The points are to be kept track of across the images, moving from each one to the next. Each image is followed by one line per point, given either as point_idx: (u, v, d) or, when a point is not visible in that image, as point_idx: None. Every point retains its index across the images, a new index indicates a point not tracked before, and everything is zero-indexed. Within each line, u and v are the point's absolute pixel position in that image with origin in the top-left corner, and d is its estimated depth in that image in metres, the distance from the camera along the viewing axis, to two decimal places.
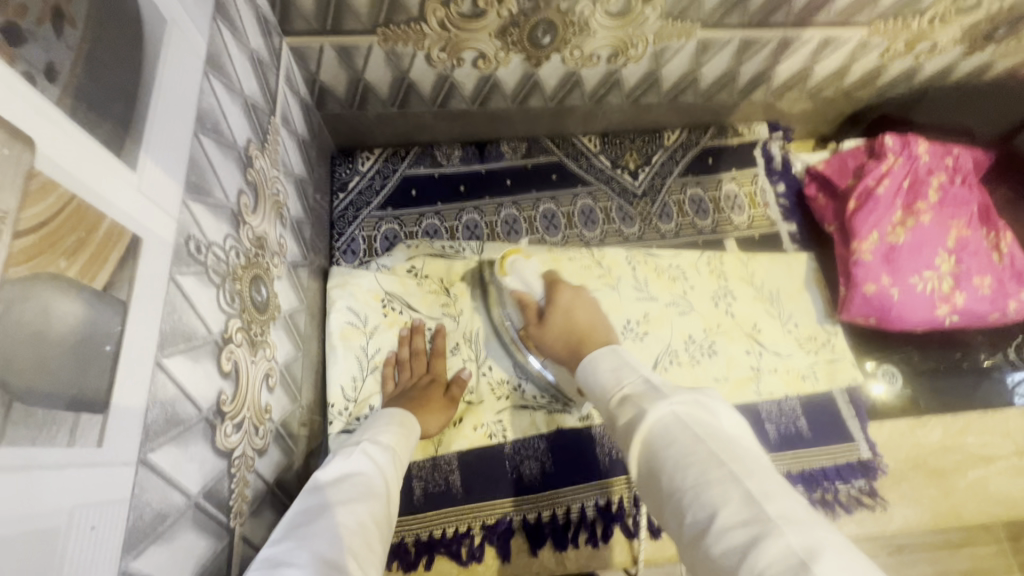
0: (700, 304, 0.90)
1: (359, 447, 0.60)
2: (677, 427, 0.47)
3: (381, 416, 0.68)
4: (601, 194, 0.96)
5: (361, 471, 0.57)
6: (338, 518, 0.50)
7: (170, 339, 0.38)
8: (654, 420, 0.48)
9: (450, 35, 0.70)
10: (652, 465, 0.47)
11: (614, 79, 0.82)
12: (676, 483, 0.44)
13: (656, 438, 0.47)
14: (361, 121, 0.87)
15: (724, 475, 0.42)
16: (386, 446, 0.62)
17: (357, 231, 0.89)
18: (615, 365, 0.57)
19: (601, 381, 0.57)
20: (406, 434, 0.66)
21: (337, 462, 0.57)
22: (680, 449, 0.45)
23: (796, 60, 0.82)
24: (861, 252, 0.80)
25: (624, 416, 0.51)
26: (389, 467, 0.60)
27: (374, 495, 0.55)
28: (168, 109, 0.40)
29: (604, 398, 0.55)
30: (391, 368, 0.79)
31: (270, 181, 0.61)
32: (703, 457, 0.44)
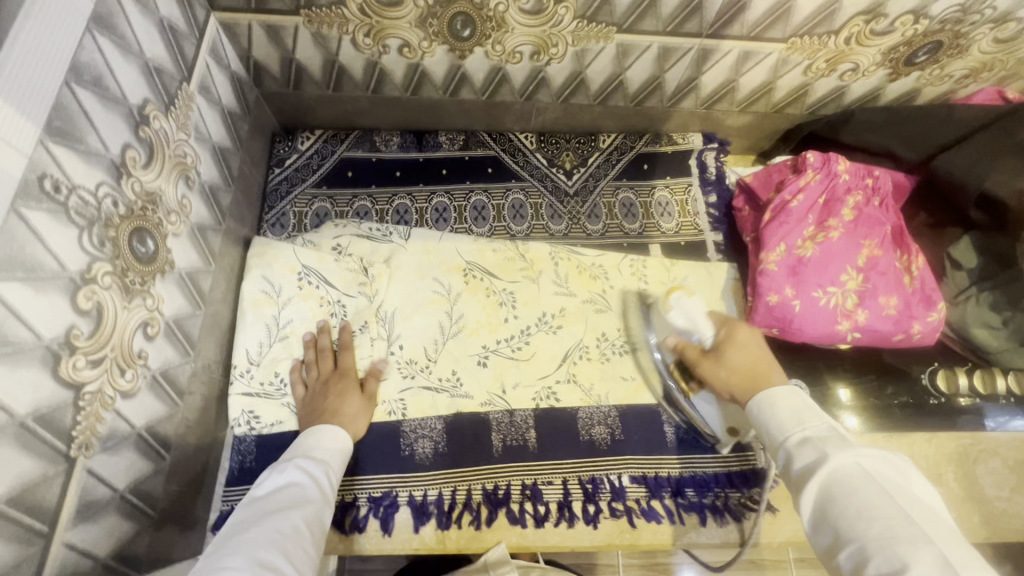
0: (617, 304, 0.91)
1: (292, 463, 0.65)
2: (862, 480, 0.49)
3: (312, 429, 0.73)
4: (533, 191, 0.98)
5: (295, 484, 0.62)
6: (272, 526, 0.55)
7: (1, 263, 0.41)
8: (834, 467, 0.51)
9: (371, 21, 0.74)
10: (829, 509, 0.49)
11: (541, 77, 0.85)
12: (858, 530, 0.46)
13: (838, 485, 0.50)
14: (299, 100, 0.90)
15: (914, 535, 0.44)
16: (320, 460, 0.67)
17: (289, 205, 0.93)
18: (796, 405, 0.60)
19: (778, 420, 0.59)
20: (341, 446, 0.72)
21: (272, 478, 0.62)
22: (866, 499, 0.48)
23: (720, 71, 0.84)
24: (767, 263, 0.82)
25: (803, 456, 0.54)
26: (321, 478, 0.65)
27: (307, 503, 0.60)
28: (34, 55, 0.44)
29: (778, 437, 0.58)
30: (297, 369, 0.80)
31: (173, 142, 0.64)
32: (891, 514, 0.46)
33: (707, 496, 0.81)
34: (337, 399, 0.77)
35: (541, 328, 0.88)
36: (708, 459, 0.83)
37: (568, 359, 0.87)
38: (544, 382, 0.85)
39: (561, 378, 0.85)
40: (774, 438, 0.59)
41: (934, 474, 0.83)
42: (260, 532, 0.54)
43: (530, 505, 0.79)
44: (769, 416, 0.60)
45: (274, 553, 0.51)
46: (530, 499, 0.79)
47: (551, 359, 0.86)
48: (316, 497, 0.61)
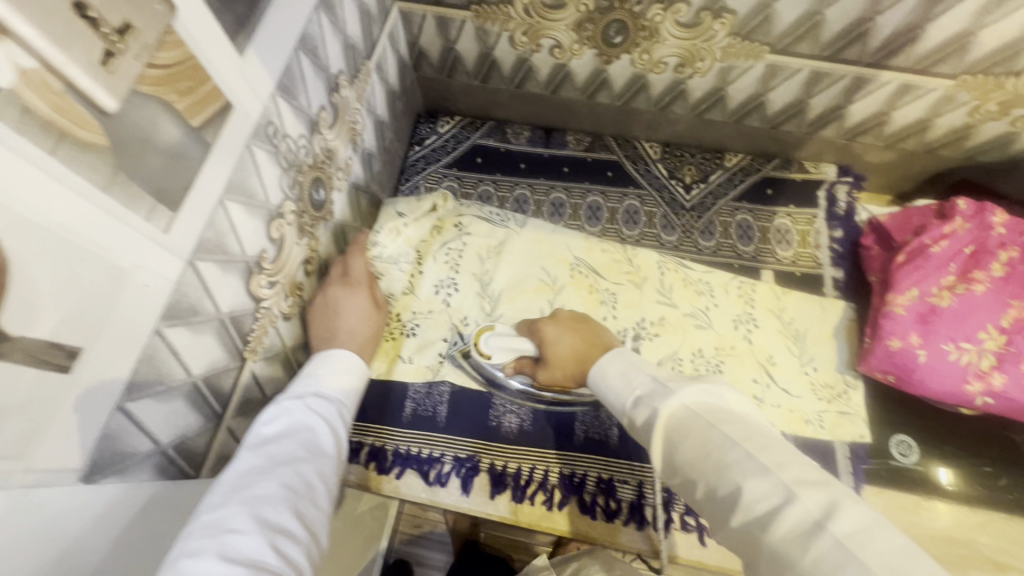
0: (719, 323, 0.90)
1: (302, 402, 0.57)
2: (690, 418, 0.53)
3: (324, 357, 0.64)
4: (650, 200, 1.00)
5: (306, 427, 0.55)
6: (280, 480, 0.48)
7: (234, 188, 0.51)
8: (668, 415, 0.55)
9: (532, 21, 0.80)
10: (673, 452, 0.53)
11: (680, 89, 0.87)
12: (697, 465, 0.50)
13: (676, 433, 0.53)
14: (447, 88, 0.99)
15: (739, 454, 0.48)
16: (333, 402, 0.60)
17: (421, 181, 1.01)
18: (616, 371, 0.63)
19: (613, 390, 0.62)
20: (357, 383, 0.65)
21: (280, 421, 0.55)
22: (698, 437, 0.51)
23: (872, 101, 0.81)
24: (894, 305, 0.77)
25: (641, 413, 0.58)
26: (334, 421, 0.58)
27: (321, 454, 0.54)
28: (282, 26, 0.53)
29: (619, 403, 0.61)
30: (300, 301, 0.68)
31: (351, 111, 0.73)
32: (719, 442, 0.49)
33: None
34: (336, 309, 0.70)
35: (638, 332, 0.90)
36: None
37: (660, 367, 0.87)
38: None
39: None
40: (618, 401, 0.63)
41: None
42: (266, 486, 0.47)
43: (603, 498, 0.80)
44: (603, 389, 0.64)
45: (286, 514, 0.46)
46: (604, 493, 0.81)
47: None
48: (327, 445, 0.55)
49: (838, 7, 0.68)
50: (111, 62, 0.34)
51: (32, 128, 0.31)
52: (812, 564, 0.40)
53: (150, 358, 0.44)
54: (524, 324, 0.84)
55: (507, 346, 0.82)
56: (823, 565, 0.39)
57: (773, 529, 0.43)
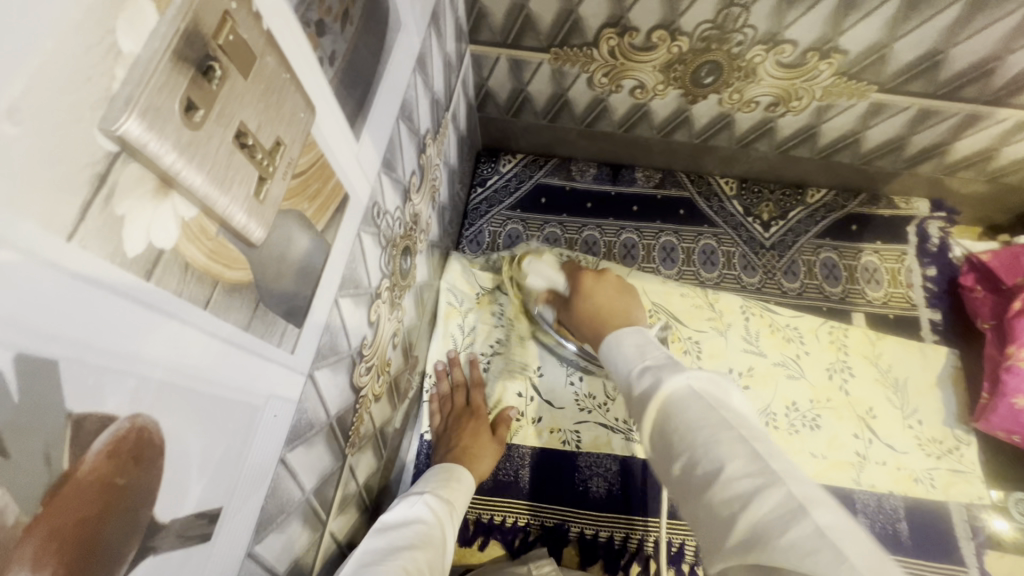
0: (812, 372, 0.85)
1: (421, 498, 0.63)
2: (689, 395, 0.45)
3: (440, 466, 0.72)
4: (726, 239, 0.95)
5: (420, 520, 0.59)
6: (401, 563, 0.51)
7: (346, 283, 0.46)
8: (665, 393, 0.46)
9: (616, 63, 0.75)
10: (663, 431, 0.45)
11: (768, 127, 0.82)
12: (687, 443, 0.43)
13: (672, 409, 0.45)
14: (512, 127, 0.94)
15: (732, 437, 0.41)
16: (445, 498, 0.65)
17: (486, 225, 0.98)
18: (632, 339, 0.55)
19: (623, 356, 0.54)
20: (466, 488, 0.70)
21: (401, 510, 0.60)
22: (693, 416, 0.44)
23: (981, 138, 0.76)
24: (1018, 360, 0.72)
25: (642, 382, 0.49)
26: (447, 519, 0.62)
27: (434, 544, 0.57)
28: (388, 99, 0.49)
29: (621, 369, 0.53)
30: (434, 405, 0.84)
31: (433, 168, 0.69)
32: (715, 421, 0.42)
33: None
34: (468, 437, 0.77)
35: None
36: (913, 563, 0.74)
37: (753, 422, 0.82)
38: None
39: None
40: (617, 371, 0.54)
41: None
42: (389, 567, 0.50)
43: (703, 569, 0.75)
44: (615, 354, 0.55)
45: None
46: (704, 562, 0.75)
47: None
48: (438, 537, 0.58)
49: (966, 46, 0.63)
50: (262, 189, 0.29)
51: (190, 286, 0.26)
52: (787, 550, 0.34)
53: (274, 492, 0.39)
54: (571, 266, 0.81)
55: (549, 276, 0.80)
56: (798, 551, 0.33)
57: (749, 513, 0.37)
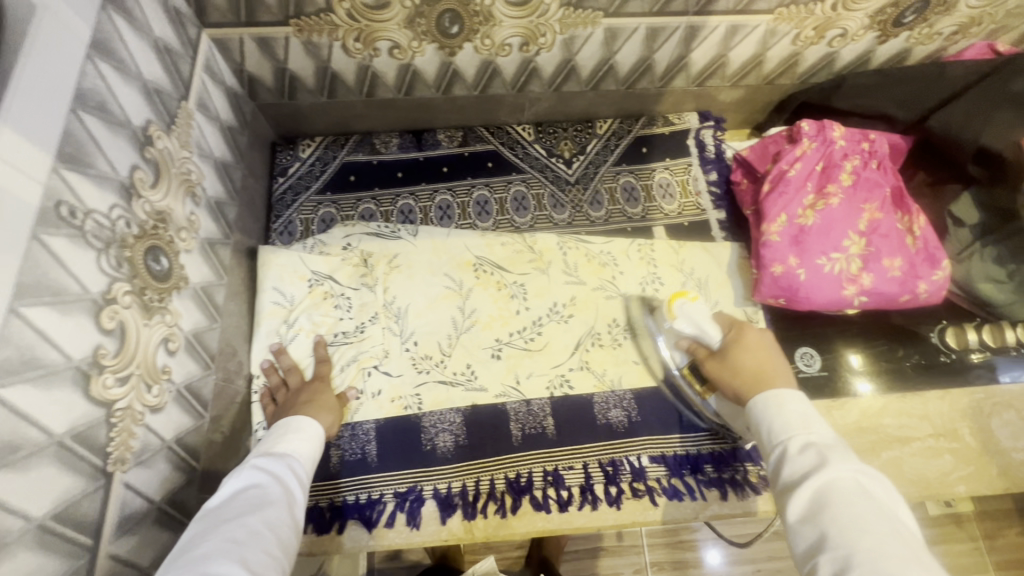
0: (628, 289, 0.92)
1: (251, 464, 0.60)
2: (857, 492, 0.48)
3: (277, 426, 0.69)
4: (534, 182, 0.99)
5: (254, 485, 0.57)
6: (226, 534, 0.49)
7: (30, 290, 0.43)
8: (833, 479, 0.50)
9: (361, 25, 0.75)
10: (821, 520, 0.48)
11: (532, 67, 0.86)
12: (845, 538, 0.45)
13: (834, 498, 0.48)
14: (296, 110, 0.91)
15: (907, 557, 0.43)
16: (284, 456, 0.63)
17: (295, 214, 0.94)
18: (805, 407, 0.59)
19: (783, 420, 0.58)
20: (311, 436, 0.68)
21: (229, 483, 0.57)
22: (859, 510, 0.47)
23: (709, 47, 0.85)
24: (769, 234, 0.82)
25: (799, 461, 0.53)
26: (286, 473, 0.60)
27: (270, 501, 0.55)
28: (41, 87, 0.45)
29: (782, 435, 0.57)
30: (268, 398, 0.79)
31: (178, 161, 0.65)
32: (885, 532, 0.45)
33: (728, 470, 0.82)
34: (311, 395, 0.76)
35: (553, 318, 0.89)
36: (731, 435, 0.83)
37: (580, 346, 0.88)
38: (558, 370, 0.86)
39: (575, 365, 0.86)
40: (772, 437, 0.58)
41: (949, 430, 0.86)
42: (212, 543, 0.48)
43: (553, 491, 0.80)
44: (775, 415, 0.59)
45: (230, 566, 0.46)
46: (553, 485, 0.80)
47: (563, 347, 0.87)
48: (275, 493, 0.56)
49: None
50: None
51: None
52: None
53: None
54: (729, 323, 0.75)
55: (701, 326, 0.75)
56: None
57: None
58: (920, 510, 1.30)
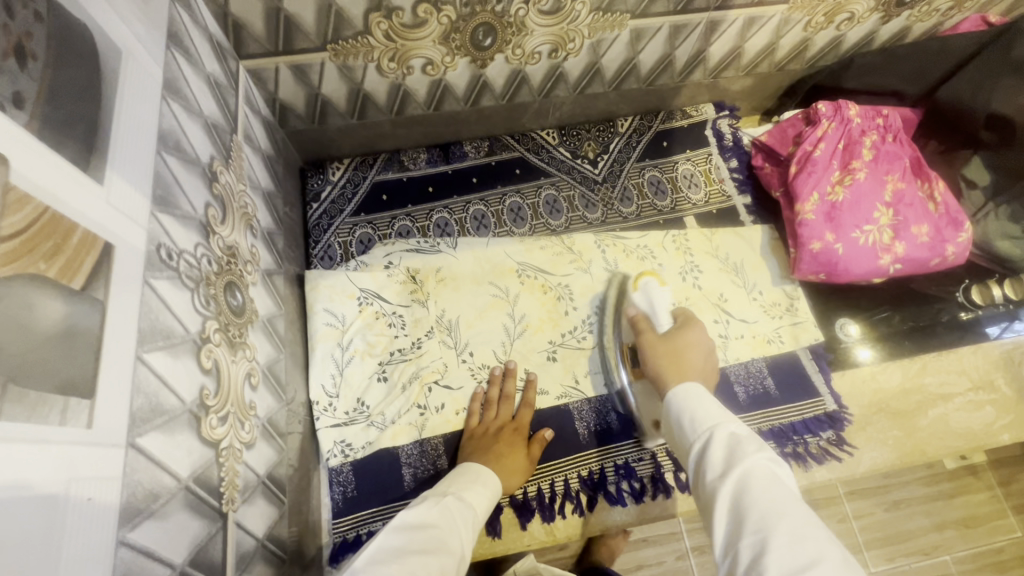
0: (669, 280, 0.94)
1: (444, 501, 0.64)
2: (770, 480, 0.52)
3: (466, 467, 0.72)
4: (564, 184, 1.00)
5: (435, 525, 0.59)
6: (414, 566, 0.52)
7: (149, 336, 0.42)
8: (748, 469, 0.53)
9: (396, 45, 0.76)
10: (743, 510, 0.50)
11: (559, 73, 0.87)
12: (762, 522, 0.48)
13: (754, 488, 0.51)
14: (325, 134, 0.91)
15: (818, 537, 0.47)
16: (468, 505, 0.65)
17: (333, 237, 0.93)
18: (715, 406, 0.63)
19: (701, 417, 0.62)
20: (489, 490, 0.70)
21: (418, 509, 0.61)
22: (771, 497, 0.50)
23: (726, 40, 0.88)
24: (804, 213, 0.85)
25: (720, 454, 0.56)
26: (464, 526, 0.62)
27: (449, 549, 0.57)
28: (132, 132, 0.45)
29: (697, 433, 0.60)
30: (477, 405, 0.83)
31: (237, 195, 0.65)
32: (798, 516, 0.48)
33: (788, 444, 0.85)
34: (507, 449, 0.77)
35: (602, 315, 0.91)
36: (783, 409, 0.86)
37: None
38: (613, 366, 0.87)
39: None
40: (695, 433, 0.61)
41: (987, 382, 0.91)
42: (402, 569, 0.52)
43: (626, 483, 0.82)
44: (696, 413, 0.62)
45: None
46: (626, 478, 0.82)
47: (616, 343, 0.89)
48: (453, 543, 0.59)
49: None
50: None
51: None
52: None
53: None
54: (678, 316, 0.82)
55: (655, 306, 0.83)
56: None
57: None
58: (938, 467, 1.35)
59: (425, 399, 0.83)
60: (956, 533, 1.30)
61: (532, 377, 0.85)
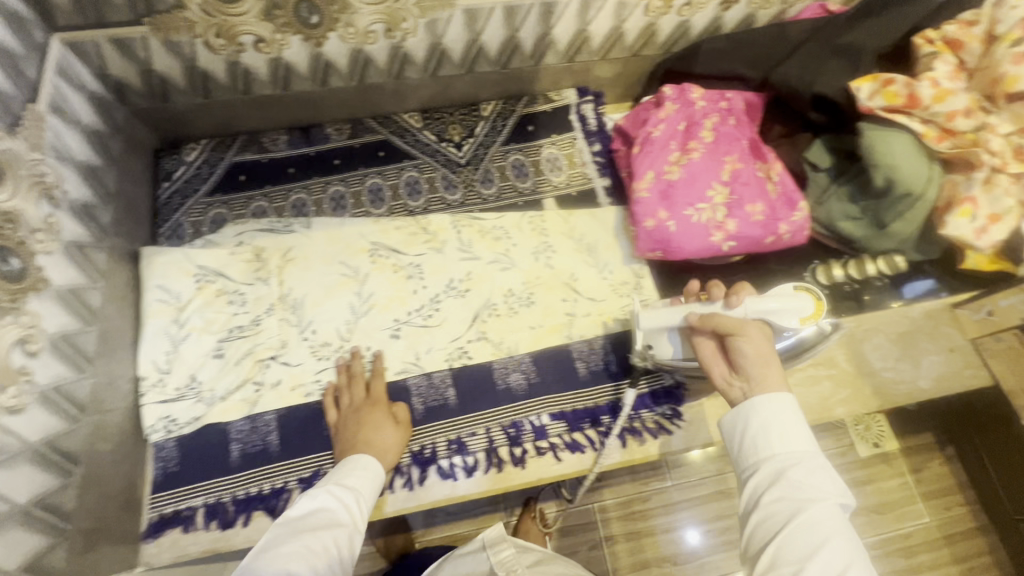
0: (521, 260, 0.95)
1: (324, 489, 0.65)
2: (839, 524, 0.51)
3: (346, 459, 0.71)
4: (426, 167, 1.01)
5: (324, 510, 0.62)
6: (304, 543, 0.57)
7: None
8: (825, 510, 0.51)
9: (218, 20, 0.76)
10: (821, 547, 0.49)
11: (402, 53, 0.88)
12: (837, 563, 0.48)
13: (821, 526, 0.50)
14: (173, 113, 0.91)
15: None
16: (353, 487, 0.67)
17: (183, 217, 0.93)
18: (801, 426, 0.57)
19: (773, 432, 0.57)
20: (381, 472, 0.72)
21: (305, 498, 0.63)
22: (843, 545, 0.49)
23: (568, 23, 0.90)
24: (639, 191, 0.88)
25: (804, 484, 0.53)
26: (353, 505, 0.65)
27: (338, 525, 0.61)
28: None
29: (776, 451, 0.56)
30: (331, 395, 0.82)
31: (28, 162, 0.64)
32: (856, 558, 0.49)
33: (624, 419, 0.86)
34: (368, 431, 0.76)
35: (450, 294, 0.92)
36: (574, 395, 0.87)
37: (479, 319, 0.91)
38: (455, 342, 0.88)
39: (473, 336, 0.89)
40: (766, 446, 0.57)
41: (827, 358, 0.94)
42: (292, 548, 0.56)
43: (459, 458, 0.82)
44: (772, 429, 0.57)
45: None
46: (458, 453, 0.82)
47: (461, 321, 0.90)
48: (342, 522, 0.62)
49: None
50: None
51: None
52: None
53: None
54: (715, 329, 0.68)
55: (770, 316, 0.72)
56: None
57: None
58: (851, 453, 1.26)
59: (261, 375, 0.83)
60: (865, 520, 1.21)
61: (377, 352, 0.86)
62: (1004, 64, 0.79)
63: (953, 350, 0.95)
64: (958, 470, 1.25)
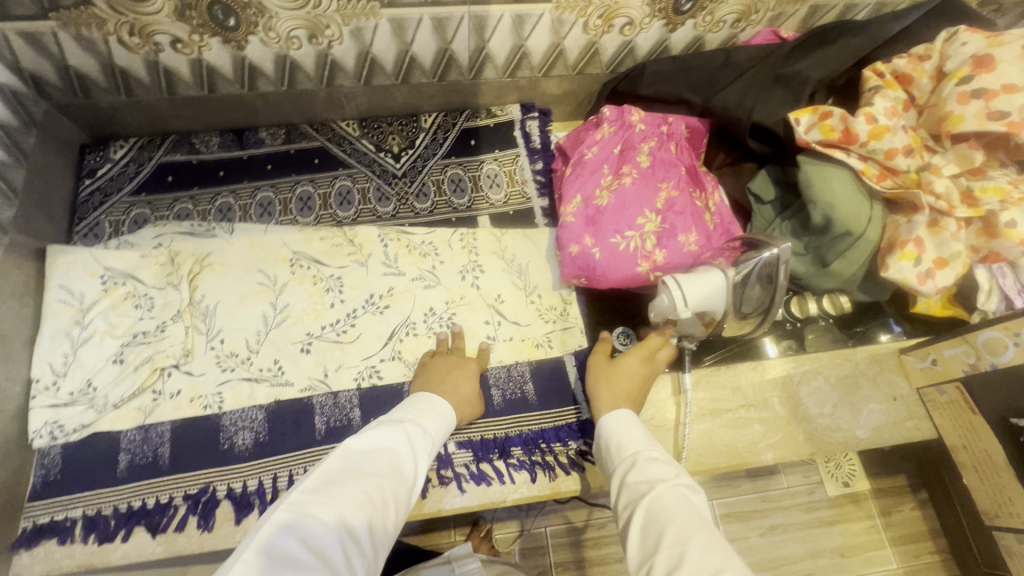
0: (447, 279, 0.92)
1: (398, 427, 0.61)
2: (676, 499, 0.52)
3: (418, 401, 0.68)
4: (361, 176, 0.98)
5: (392, 448, 0.58)
6: (367, 486, 0.52)
7: None
8: (658, 495, 0.53)
9: (129, 18, 0.74)
10: (653, 527, 0.50)
11: (330, 60, 0.86)
12: (674, 537, 0.48)
13: (657, 507, 0.52)
14: (97, 110, 0.90)
15: (719, 548, 0.46)
16: (425, 435, 0.62)
17: (103, 215, 0.91)
18: (640, 436, 0.63)
19: (619, 440, 0.63)
20: (445, 421, 0.68)
21: (375, 432, 0.58)
22: (677, 517, 0.50)
23: (503, 38, 0.87)
24: (565, 216, 0.85)
25: (638, 475, 0.57)
26: (421, 453, 0.60)
27: (403, 468, 0.57)
28: None
29: (619, 463, 0.61)
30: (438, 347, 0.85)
31: None
32: (692, 527, 0.48)
33: (535, 452, 0.83)
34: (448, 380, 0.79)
35: (368, 309, 0.88)
36: (485, 423, 0.83)
37: (395, 337, 0.87)
38: (368, 361, 0.85)
39: (386, 356, 0.85)
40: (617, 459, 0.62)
41: (760, 400, 0.89)
42: (352, 491, 0.50)
43: None
44: (620, 437, 0.63)
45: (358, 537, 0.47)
46: None
47: (377, 338, 0.86)
48: (407, 470, 0.57)
49: None
50: None
51: None
52: None
53: None
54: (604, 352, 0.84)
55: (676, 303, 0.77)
56: None
57: None
58: (819, 492, 1.20)
59: (160, 384, 0.81)
60: (829, 564, 1.15)
61: (283, 367, 0.83)
62: (951, 102, 0.74)
63: (895, 399, 0.90)
64: (929, 516, 1.17)
